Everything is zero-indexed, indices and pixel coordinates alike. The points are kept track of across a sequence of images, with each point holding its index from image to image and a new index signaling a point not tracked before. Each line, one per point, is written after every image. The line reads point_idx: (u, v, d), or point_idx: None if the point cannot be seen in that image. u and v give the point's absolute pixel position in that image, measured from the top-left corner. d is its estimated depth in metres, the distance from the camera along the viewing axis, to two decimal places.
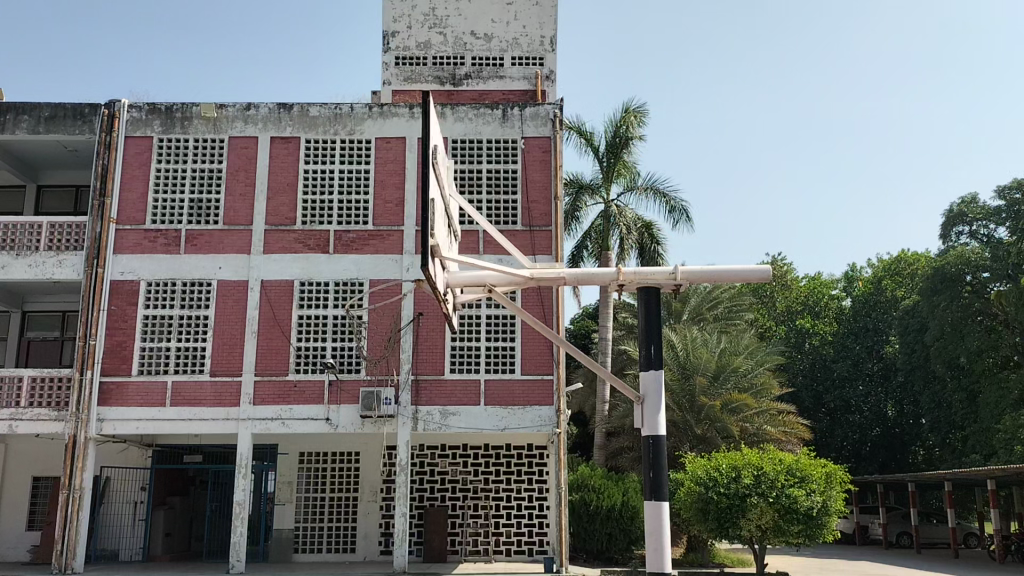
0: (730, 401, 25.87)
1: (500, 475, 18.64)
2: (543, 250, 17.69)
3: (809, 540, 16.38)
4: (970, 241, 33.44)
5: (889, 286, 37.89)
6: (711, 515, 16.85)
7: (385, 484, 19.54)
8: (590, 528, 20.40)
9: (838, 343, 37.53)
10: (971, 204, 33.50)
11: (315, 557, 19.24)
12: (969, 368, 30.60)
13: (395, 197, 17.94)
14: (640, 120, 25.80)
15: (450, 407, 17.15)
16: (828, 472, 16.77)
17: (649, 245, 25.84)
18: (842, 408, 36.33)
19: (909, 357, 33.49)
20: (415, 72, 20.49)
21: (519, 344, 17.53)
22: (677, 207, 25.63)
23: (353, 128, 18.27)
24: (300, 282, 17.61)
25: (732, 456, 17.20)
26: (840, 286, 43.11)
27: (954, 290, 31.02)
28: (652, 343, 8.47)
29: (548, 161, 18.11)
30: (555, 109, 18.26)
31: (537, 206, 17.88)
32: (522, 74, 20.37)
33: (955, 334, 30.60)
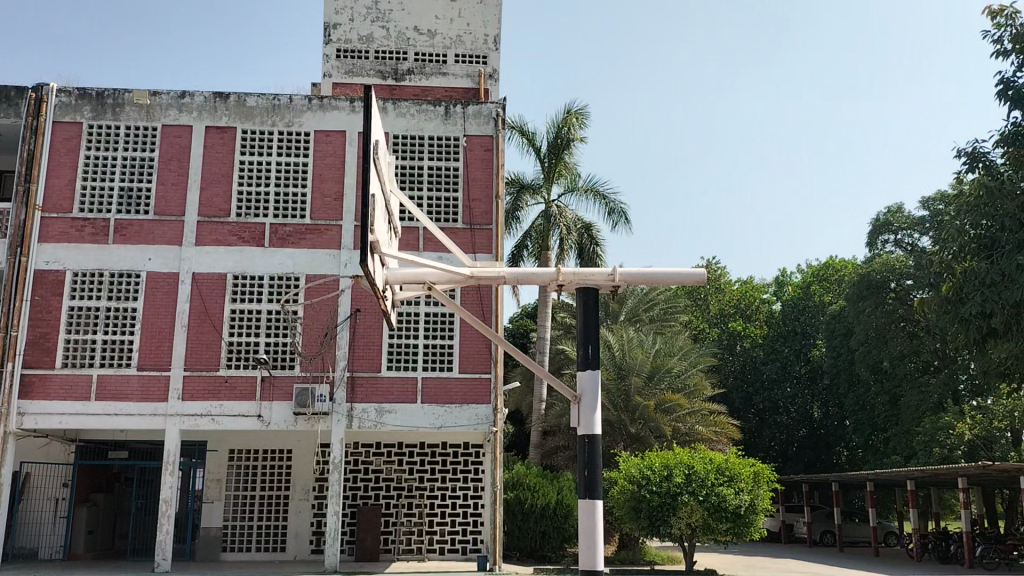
0: (663, 402, 26.28)
1: (435, 474, 18.57)
2: (483, 249, 17.70)
3: (736, 538, 16.75)
4: (894, 249, 34.53)
5: (818, 292, 38.84)
6: (643, 513, 17.08)
7: (317, 483, 19.26)
8: (524, 526, 20.49)
9: (768, 345, 38.42)
10: (897, 214, 34.70)
11: (244, 556, 18.88)
12: (891, 372, 31.62)
13: (333, 191, 17.72)
14: (581, 122, 26.02)
15: (386, 404, 17.01)
16: (756, 471, 17.14)
17: (588, 246, 26.08)
18: (770, 408, 37.25)
19: (835, 359, 34.68)
20: (356, 65, 20.15)
21: (457, 342, 17.50)
22: (617, 209, 25.91)
23: (292, 119, 17.96)
24: (233, 275, 17.26)
25: (664, 455, 17.45)
26: (770, 290, 44.12)
27: (878, 296, 31.84)
28: (590, 343, 8.42)
29: (489, 160, 18.13)
30: (497, 109, 18.26)
31: (478, 204, 17.88)
32: (465, 71, 20.31)
33: (878, 339, 31.53)
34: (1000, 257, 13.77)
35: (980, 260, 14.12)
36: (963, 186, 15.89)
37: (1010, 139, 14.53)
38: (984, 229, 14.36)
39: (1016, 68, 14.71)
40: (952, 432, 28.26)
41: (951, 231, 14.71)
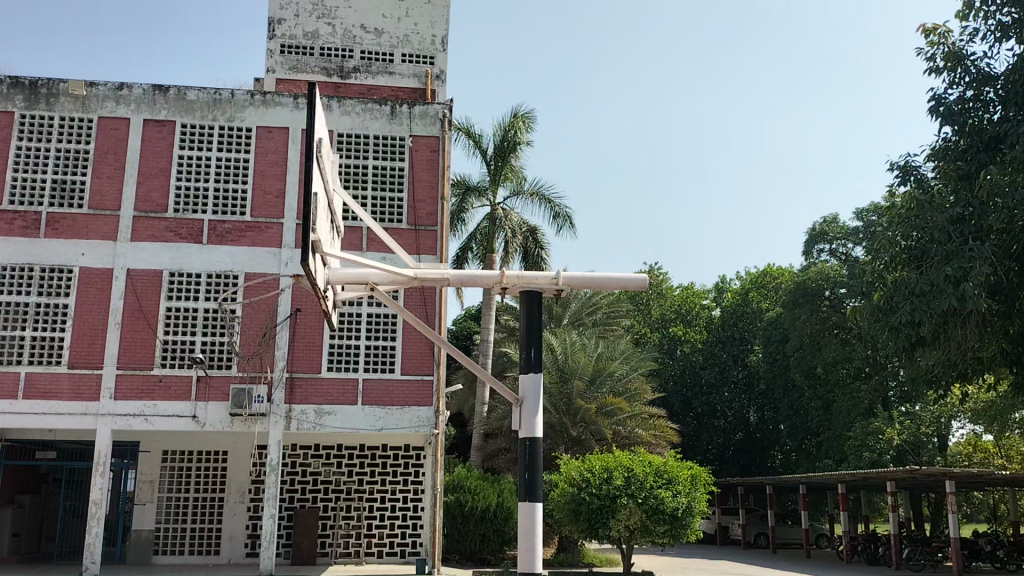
0: (604, 405, 26.57)
1: (374, 476, 18.40)
2: (428, 250, 17.63)
3: (673, 540, 17.00)
4: (829, 258, 35.40)
5: (756, 298, 39.47)
6: (583, 515, 17.18)
7: (253, 486, 18.91)
8: (464, 529, 20.46)
9: (707, 350, 39.04)
10: (832, 223, 35.57)
11: (176, 560, 18.47)
12: (825, 378, 32.42)
13: (274, 188, 17.45)
14: (527, 126, 26.11)
15: (325, 406, 16.82)
16: (693, 474, 17.42)
17: (533, 249, 26.18)
18: (708, 413, 38.02)
19: (771, 365, 35.47)
20: (301, 61, 19.90)
21: (400, 344, 17.39)
22: (562, 214, 26.07)
23: (233, 114, 17.64)
24: (170, 272, 16.87)
25: (604, 458, 17.57)
26: (711, 297, 44.81)
27: (814, 303, 32.53)
28: (533, 346, 8.42)
29: (435, 161, 18.06)
30: (444, 110, 18.21)
31: (423, 205, 17.81)
32: (411, 71, 20.20)
33: (813, 345, 32.27)
34: (929, 267, 14.15)
35: (910, 270, 14.53)
36: (895, 198, 16.37)
37: (940, 154, 15.01)
38: (914, 240, 14.77)
39: (946, 85, 15.19)
40: (881, 437, 29.35)
41: (883, 242, 15.09)
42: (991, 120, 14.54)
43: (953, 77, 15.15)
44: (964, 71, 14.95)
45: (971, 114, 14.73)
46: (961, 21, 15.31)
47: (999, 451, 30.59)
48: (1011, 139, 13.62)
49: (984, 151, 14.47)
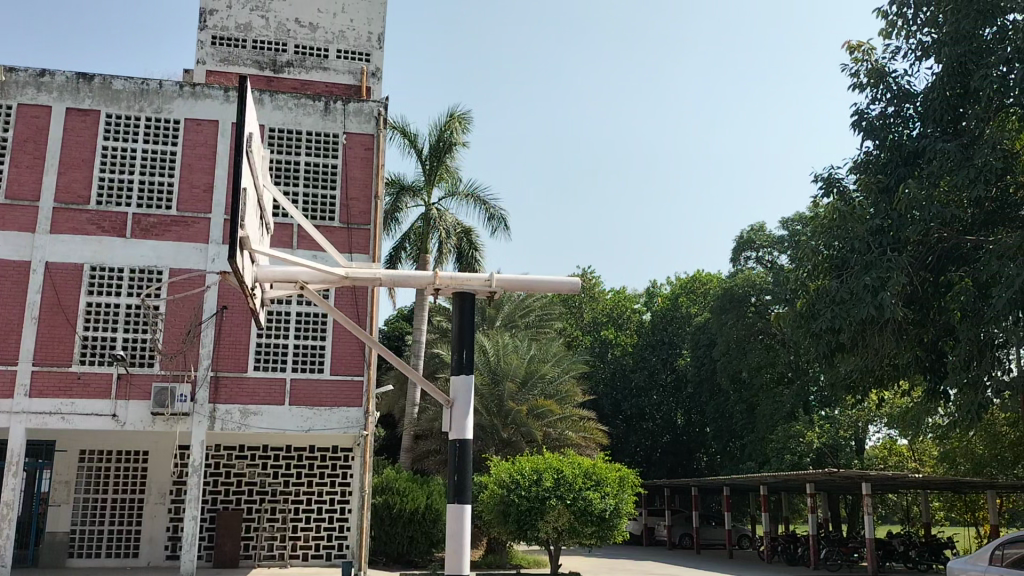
0: (536, 407, 26.72)
1: (300, 478, 18.12)
2: (360, 249, 17.44)
3: (601, 540, 17.18)
4: (755, 266, 36.29)
5: (685, 303, 40.05)
6: (512, 517, 17.23)
7: (174, 487, 18.41)
8: (391, 531, 20.32)
9: (637, 353, 39.62)
10: (758, 232, 36.49)
11: (92, 563, 17.90)
12: (749, 382, 33.20)
13: (203, 182, 17.05)
14: (463, 127, 26.08)
15: (251, 406, 16.50)
16: (621, 476, 17.62)
17: (467, 250, 26.19)
18: (637, 415, 38.42)
19: (698, 369, 36.18)
20: (232, 54, 19.49)
21: (329, 344, 17.18)
22: (496, 216, 26.11)
23: (161, 106, 17.18)
24: (90, 266, 16.33)
25: (534, 460, 17.63)
26: (641, 301, 45.43)
27: (739, 309, 33.27)
28: (465, 348, 8.37)
29: (369, 158, 17.89)
30: (379, 107, 18.03)
31: (356, 203, 17.62)
32: (346, 67, 19.98)
33: (739, 350, 32.97)
34: (849, 276, 14.55)
35: (832, 279, 14.96)
36: (819, 209, 16.88)
37: (861, 167, 15.50)
38: (836, 250, 15.17)
39: (869, 101, 15.73)
40: (801, 440, 30.26)
41: (806, 251, 15.51)
42: (910, 136, 15.07)
43: (875, 94, 15.69)
44: (886, 88, 15.51)
45: (891, 129, 15.28)
46: (884, 40, 15.86)
47: (913, 454, 32.20)
48: (928, 155, 14.07)
49: (903, 165, 14.97)
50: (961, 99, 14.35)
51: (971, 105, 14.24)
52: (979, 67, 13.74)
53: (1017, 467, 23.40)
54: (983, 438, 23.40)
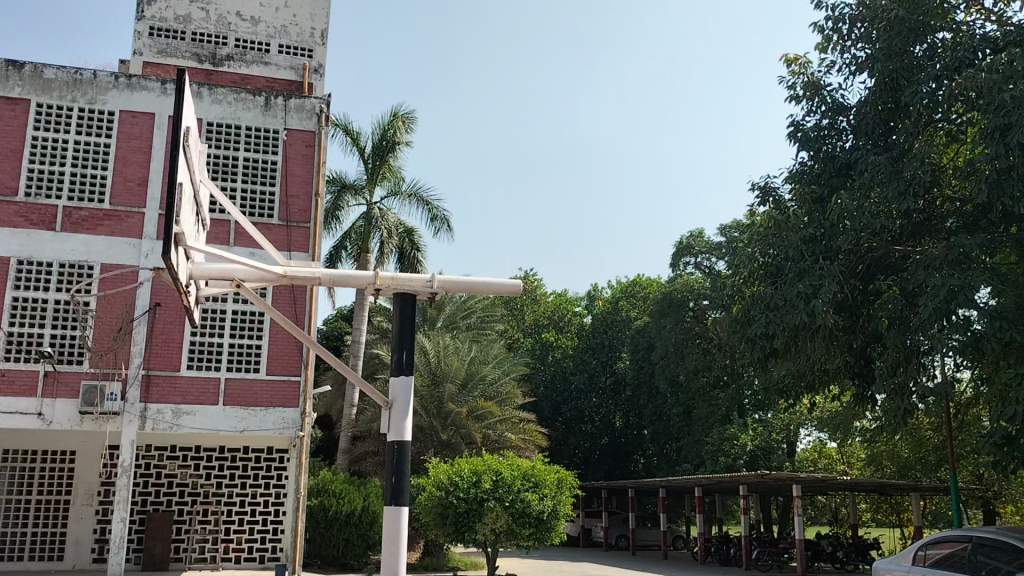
0: (476, 409, 26.71)
1: (234, 480, 17.82)
2: (299, 248, 17.23)
3: (538, 542, 17.26)
4: (694, 271, 36.88)
5: (625, 307, 40.48)
6: (449, 519, 17.20)
7: (103, 488, 17.90)
8: (327, 533, 20.12)
9: (577, 356, 39.94)
10: (697, 238, 37.11)
11: (13, 566, 17.21)
12: (686, 385, 33.74)
13: (137, 176, 16.62)
14: (407, 126, 25.94)
15: (184, 406, 16.15)
16: (559, 477, 17.72)
17: (409, 251, 26.08)
18: (576, 417, 38.73)
19: (637, 372, 36.66)
20: (170, 45, 19.03)
21: (266, 343, 16.92)
22: (439, 216, 26.04)
23: (95, 96, 16.70)
24: (18, 260, 15.82)
25: (473, 462, 17.57)
26: (582, 304, 45.82)
27: (678, 313, 33.73)
28: (405, 348, 8.26)
29: (310, 155, 17.68)
30: (321, 104, 17.81)
31: (296, 201, 17.39)
32: (288, 63, 19.71)
33: (676, 353, 33.44)
34: (783, 283, 14.88)
35: (766, 286, 15.26)
36: (755, 216, 17.24)
37: (796, 177, 15.87)
38: (771, 256, 15.46)
39: (805, 112, 16.13)
40: (736, 442, 30.86)
41: (743, 257, 15.80)
42: (843, 148, 15.49)
43: (811, 106, 16.09)
44: (820, 101, 15.92)
45: (825, 141, 15.67)
46: (820, 53, 16.27)
47: (842, 457, 33.06)
48: (860, 167, 14.47)
49: (835, 176, 15.35)
50: (892, 114, 14.78)
51: (901, 119, 14.66)
52: (909, 83, 14.15)
53: (939, 470, 24.20)
54: (908, 441, 24.18)
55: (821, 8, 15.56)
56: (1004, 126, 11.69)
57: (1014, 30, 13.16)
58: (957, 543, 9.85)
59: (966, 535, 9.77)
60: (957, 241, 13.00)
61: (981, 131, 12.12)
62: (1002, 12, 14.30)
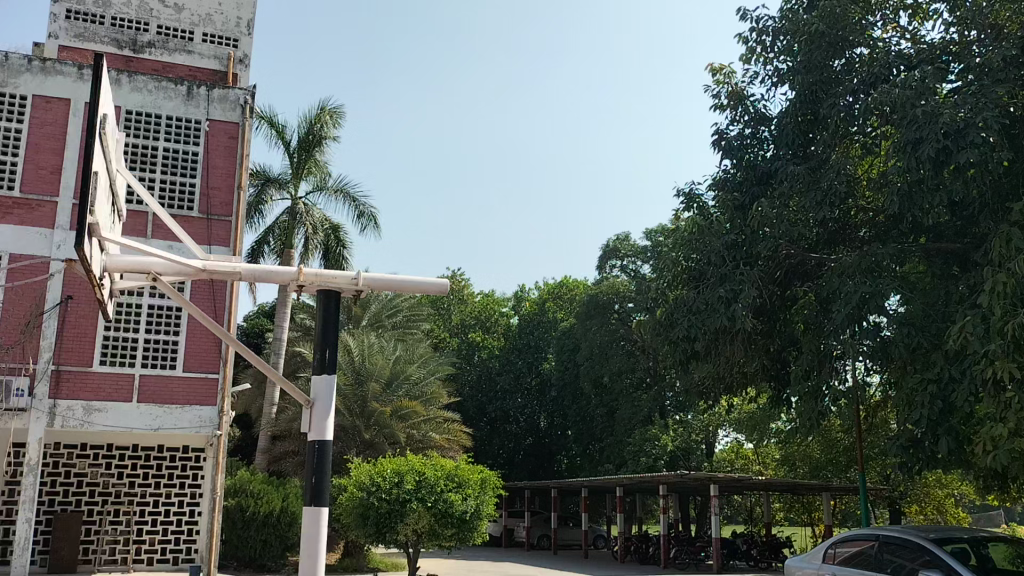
0: (400, 408, 26.48)
1: (147, 480, 17.23)
2: (220, 242, 16.79)
3: (460, 542, 17.25)
4: (620, 274, 37.40)
5: (551, 308, 40.79)
6: (371, 520, 16.98)
7: (6, 488, 17.07)
8: (244, 534, 19.68)
9: (503, 356, 40.05)
10: (623, 241, 37.63)
11: None
12: (610, 387, 34.30)
13: (50, 164, 15.95)
14: (335, 120, 25.58)
15: (96, 402, 15.58)
16: (484, 477, 17.76)
17: (334, 247, 25.75)
18: (501, 418, 38.82)
19: (562, 373, 37.23)
20: (88, 30, 18.33)
21: (183, 339, 16.44)
22: (366, 213, 25.77)
23: (6, 80, 15.98)
24: None
25: (396, 462, 17.39)
26: (509, 304, 45.96)
27: (603, 315, 34.14)
28: (328, 347, 7.80)
29: (233, 147, 17.26)
30: (246, 95, 17.41)
31: (217, 193, 16.95)
32: (212, 52, 19.18)
33: (601, 355, 33.89)
34: (705, 287, 15.18)
35: (688, 289, 15.56)
36: (680, 221, 17.56)
37: (719, 184, 16.22)
38: (693, 261, 15.77)
39: (728, 121, 16.51)
40: (657, 443, 31.39)
41: (667, 261, 16.06)
42: (764, 157, 15.89)
43: (734, 115, 16.47)
44: (744, 110, 16.32)
45: (747, 150, 16.06)
46: (744, 64, 16.67)
47: (758, 458, 33.93)
48: (781, 177, 14.88)
49: (756, 184, 15.71)
50: (811, 125, 15.25)
51: (819, 131, 15.15)
52: (828, 97, 14.58)
53: (849, 470, 25.07)
54: (820, 443, 25.07)
55: (746, 20, 15.91)
56: (915, 140, 12.13)
57: (926, 47, 13.67)
58: (865, 541, 10.18)
59: (874, 533, 10.10)
60: (870, 249, 13.46)
61: (894, 145, 12.59)
62: (915, 31, 14.90)
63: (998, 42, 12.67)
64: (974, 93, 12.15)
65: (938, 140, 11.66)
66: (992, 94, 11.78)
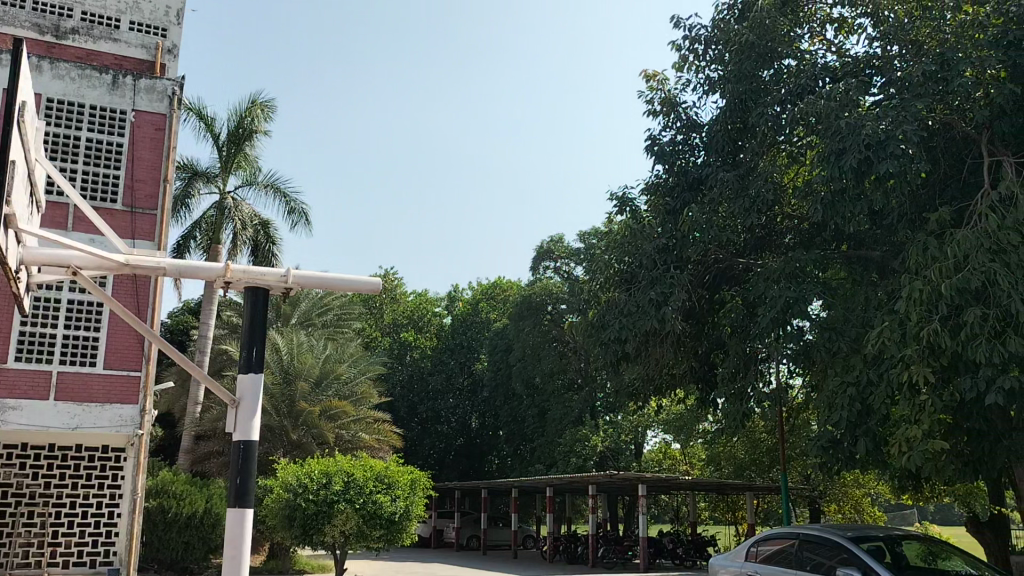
0: (329, 408, 26.16)
1: (64, 480, 16.43)
2: (144, 235, 16.28)
3: (388, 544, 17.10)
4: (553, 276, 37.62)
5: (485, 309, 40.78)
6: (297, 522, 16.74)
7: None
8: (165, 536, 19.14)
9: (435, 357, 39.88)
10: (557, 243, 37.85)
11: None
12: (541, 388, 34.60)
13: None
14: (266, 114, 25.09)
15: (10, 400, 14.99)
16: (414, 478, 17.57)
17: (264, 245, 25.18)
18: (432, 418, 38.55)
19: (495, 373, 37.37)
20: (8, 13, 17.58)
21: (104, 335, 15.89)
22: (297, 210, 25.33)
23: None
24: None
25: (324, 462, 17.14)
26: (442, 304, 45.78)
27: (536, 316, 34.27)
28: (255, 345, 7.52)
29: (160, 139, 16.78)
30: (174, 86, 16.93)
31: (142, 186, 16.45)
32: (139, 41, 18.54)
33: (533, 356, 34.13)
34: (637, 290, 15.35)
35: (620, 291, 15.73)
36: (613, 224, 17.74)
37: (652, 189, 16.46)
38: (626, 263, 15.95)
39: (662, 127, 16.76)
40: (587, 443, 31.44)
41: (600, 264, 16.20)
42: (695, 163, 16.14)
43: (667, 121, 16.73)
44: (676, 116, 16.58)
45: (679, 155, 16.22)
46: (677, 71, 16.95)
47: (685, 458, 34.54)
48: (711, 183, 15.15)
49: (687, 190, 15.96)
50: (740, 133, 15.61)
51: (748, 139, 15.51)
52: (757, 106, 14.89)
53: (772, 471, 25.73)
54: (745, 444, 25.70)
55: (680, 28, 16.17)
56: (839, 150, 12.48)
57: (851, 61, 14.07)
58: (786, 539, 10.46)
59: (795, 532, 10.37)
60: (794, 255, 13.83)
61: (820, 155, 12.94)
62: (841, 44, 15.36)
63: (918, 58, 13.10)
64: (896, 106, 12.54)
65: (861, 151, 12.03)
66: (913, 108, 12.15)
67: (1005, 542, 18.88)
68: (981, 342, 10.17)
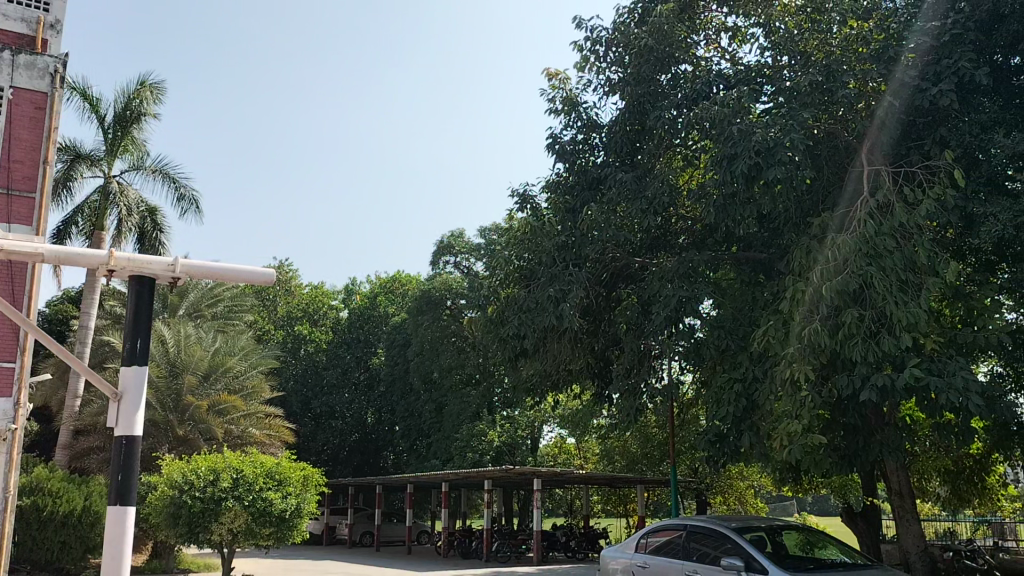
0: (218, 403, 25.41)
1: None
2: (20, 220, 15.32)
3: (278, 541, 16.71)
4: (453, 271, 37.57)
5: (383, 302, 40.35)
6: (182, 520, 16.17)
7: None
8: (39, 535, 18.18)
9: (331, 350, 39.30)
10: (457, 238, 37.88)
11: None
12: (439, 383, 34.52)
13: None
14: (155, 97, 24.12)
15: None
16: (305, 475, 17.23)
17: (150, 233, 24.44)
18: (327, 413, 37.74)
19: (392, 368, 37.15)
20: None
21: None
22: (187, 196, 24.43)
23: None
24: None
25: (212, 458, 16.58)
26: (339, 297, 45.11)
27: (435, 312, 34.12)
28: (140, 337, 7.12)
29: (40, 119, 15.86)
30: (56, 64, 16.04)
31: (19, 167, 15.51)
32: (18, 13, 16.52)
33: (431, 350, 33.98)
34: (536, 286, 15.51)
35: (519, 288, 15.89)
36: (513, 220, 17.83)
37: (551, 187, 16.64)
38: (526, 261, 16.13)
39: (563, 126, 16.93)
40: (483, 438, 32.41)
41: (500, 260, 16.28)
42: (594, 162, 16.38)
43: (568, 120, 16.93)
44: (577, 116, 16.80)
45: (579, 155, 16.48)
46: (578, 71, 17.17)
47: (578, 452, 35.21)
48: (608, 182, 15.42)
49: (586, 189, 16.19)
50: (638, 134, 15.97)
51: (645, 141, 15.87)
52: (654, 109, 15.23)
53: (662, 464, 26.55)
54: (636, 439, 26.43)
55: (582, 28, 16.36)
56: (731, 155, 12.92)
57: (743, 69, 14.59)
58: (675, 531, 10.74)
59: (682, 524, 10.68)
60: (687, 256, 14.25)
61: (713, 158, 13.39)
62: (734, 52, 15.90)
63: (805, 69, 13.66)
64: (784, 115, 13.08)
65: (751, 157, 12.44)
66: (799, 117, 12.67)
67: (874, 531, 20.04)
68: (857, 341, 10.80)
